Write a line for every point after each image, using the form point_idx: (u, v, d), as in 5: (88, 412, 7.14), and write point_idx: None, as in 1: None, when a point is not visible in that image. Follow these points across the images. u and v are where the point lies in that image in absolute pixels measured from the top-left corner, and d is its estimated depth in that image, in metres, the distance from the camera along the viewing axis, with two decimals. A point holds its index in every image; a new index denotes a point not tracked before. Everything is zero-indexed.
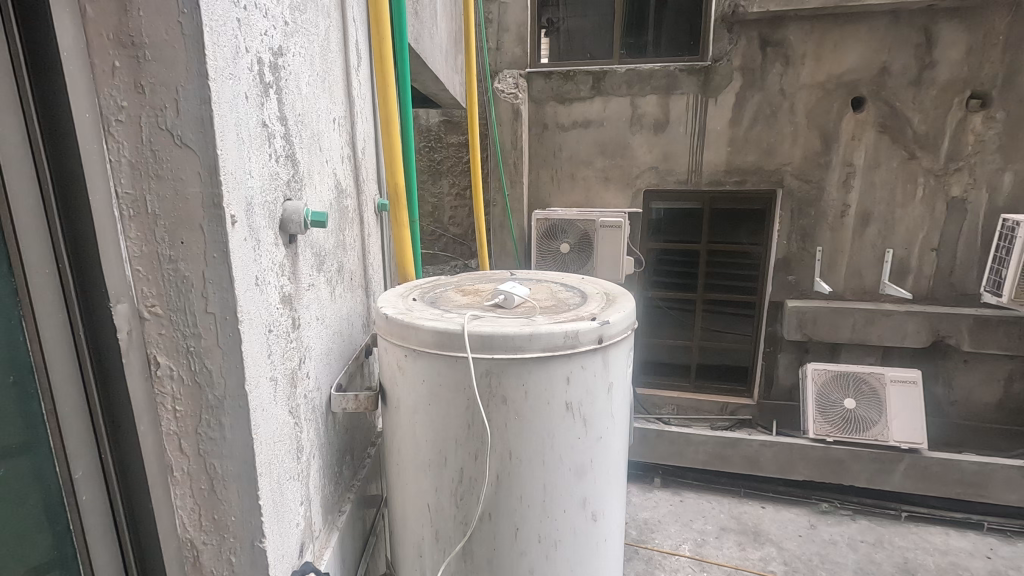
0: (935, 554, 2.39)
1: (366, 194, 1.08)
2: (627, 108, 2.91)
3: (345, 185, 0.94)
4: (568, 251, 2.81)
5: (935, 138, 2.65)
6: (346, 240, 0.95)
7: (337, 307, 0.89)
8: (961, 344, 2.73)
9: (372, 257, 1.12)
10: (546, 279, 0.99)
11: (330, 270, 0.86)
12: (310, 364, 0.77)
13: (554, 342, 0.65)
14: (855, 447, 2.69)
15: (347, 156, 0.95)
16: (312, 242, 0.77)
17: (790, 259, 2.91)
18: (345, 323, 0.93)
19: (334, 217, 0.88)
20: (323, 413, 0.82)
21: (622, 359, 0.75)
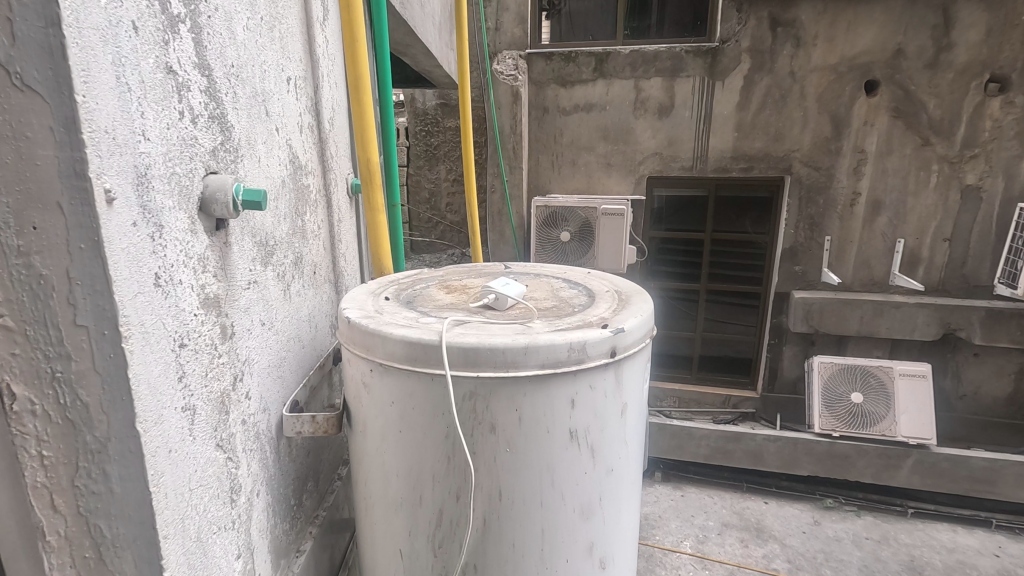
0: (942, 552, 2.33)
1: (333, 168, 0.98)
2: (631, 91, 2.80)
3: (303, 157, 0.84)
4: (568, 240, 2.73)
5: (950, 124, 2.55)
6: (306, 225, 0.86)
7: (285, 309, 0.77)
8: (972, 337, 2.65)
9: (342, 238, 1.04)
10: (546, 273, 0.90)
11: (280, 264, 0.75)
12: (246, 383, 0.65)
13: (558, 357, 0.57)
14: (861, 443, 2.63)
15: (303, 124, 0.84)
16: (250, 221, 0.66)
17: (797, 248, 2.82)
18: (296, 328, 0.82)
19: (288, 197, 0.78)
20: (263, 439, 0.70)
21: (636, 376, 0.66)
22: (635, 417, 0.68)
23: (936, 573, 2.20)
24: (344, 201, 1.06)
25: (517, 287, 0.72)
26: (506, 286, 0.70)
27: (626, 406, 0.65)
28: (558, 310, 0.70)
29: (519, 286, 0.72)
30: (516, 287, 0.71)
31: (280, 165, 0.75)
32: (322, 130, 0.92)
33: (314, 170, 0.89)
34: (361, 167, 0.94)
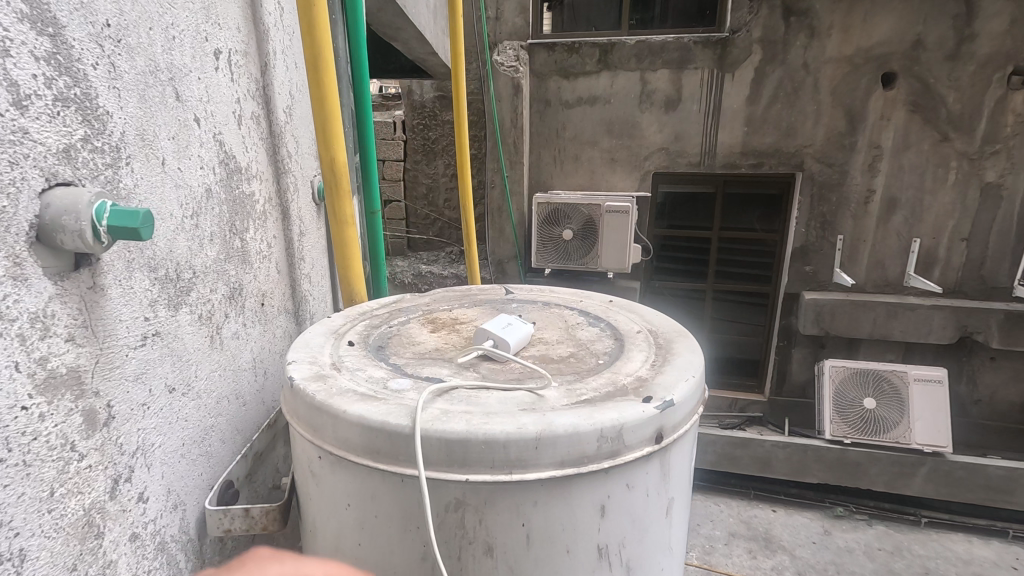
0: (958, 565, 2.25)
1: (289, 170, 0.87)
2: (636, 83, 2.67)
3: (245, 157, 0.71)
4: (571, 238, 2.62)
5: (971, 119, 2.43)
6: (246, 244, 0.71)
7: (207, 363, 0.61)
8: (990, 341, 2.56)
9: (306, 252, 0.94)
10: (554, 303, 0.84)
11: (200, 303, 0.60)
12: (136, 481, 0.48)
13: (589, 445, 0.47)
14: (873, 450, 2.53)
15: (240, 113, 0.70)
16: (155, 240, 0.52)
17: (807, 248, 2.72)
18: (224, 382, 0.66)
19: (215, 211, 0.63)
20: (167, 547, 0.53)
21: (681, 460, 0.57)
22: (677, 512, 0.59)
23: None
24: (309, 211, 0.96)
25: (522, 329, 0.66)
26: (510, 330, 0.64)
27: (671, 502, 0.56)
28: (578, 365, 0.61)
29: (525, 328, 0.66)
30: (520, 329, 0.65)
31: (201, 164, 0.60)
32: (275, 124, 0.81)
33: (263, 175, 0.77)
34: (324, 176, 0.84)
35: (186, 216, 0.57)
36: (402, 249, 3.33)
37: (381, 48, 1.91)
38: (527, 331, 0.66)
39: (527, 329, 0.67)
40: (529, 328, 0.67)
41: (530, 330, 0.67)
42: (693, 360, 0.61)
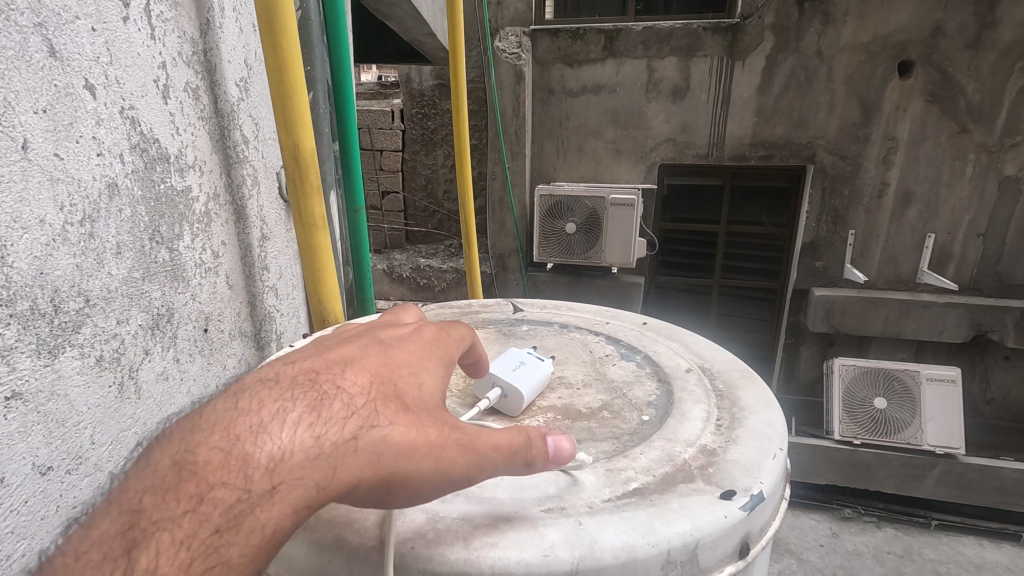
0: (970, 570, 2.18)
1: (245, 158, 0.80)
2: (642, 71, 2.57)
3: (176, 144, 0.63)
4: (574, 231, 2.54)
5: (991, 109, 2.34)
6: (172, 246, 0.62)
7: (115, 410, 0.52)
8: (1005, 339, 2.48)
9: (270, 258, 0.89)
10: (593, 345, 0.96)
11: (95, 336, 0.50)
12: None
13: (648, 571, 0.49)
14: (883, 451, 2.45)
15: (167, 89, 0.62)
16: (11, 258, 0.41)
17: (818, 243, 2.63)
18: (151, 418, 0.58)
19: (118, 207, 0.53)
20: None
21: (759, 568, 0.60)
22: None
23: None
24: (275, 211, 0.91)
25: (540, 371, 0.77)
26: (531, 375, 0.75)
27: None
28: (617, 429, 0.70)
29: (543, 369, 0.77)
30: (540, 372, 0.76)
31: (99, 153, 0.50)
32: (224, 102, 0.74)
33: (204, 165, 0.70)
34: (286, 164, 0.76)
35: (76, 222, 0.47)
36: (400, 242, 3.25)
37: (377, 31, 1.82)
38: (545, 375, 0.76)
39: (545, 369, 0.77)
40: (546, 369, 0.77)
41: (548, 371, 0.77)
42: (776, 446, 0.65)
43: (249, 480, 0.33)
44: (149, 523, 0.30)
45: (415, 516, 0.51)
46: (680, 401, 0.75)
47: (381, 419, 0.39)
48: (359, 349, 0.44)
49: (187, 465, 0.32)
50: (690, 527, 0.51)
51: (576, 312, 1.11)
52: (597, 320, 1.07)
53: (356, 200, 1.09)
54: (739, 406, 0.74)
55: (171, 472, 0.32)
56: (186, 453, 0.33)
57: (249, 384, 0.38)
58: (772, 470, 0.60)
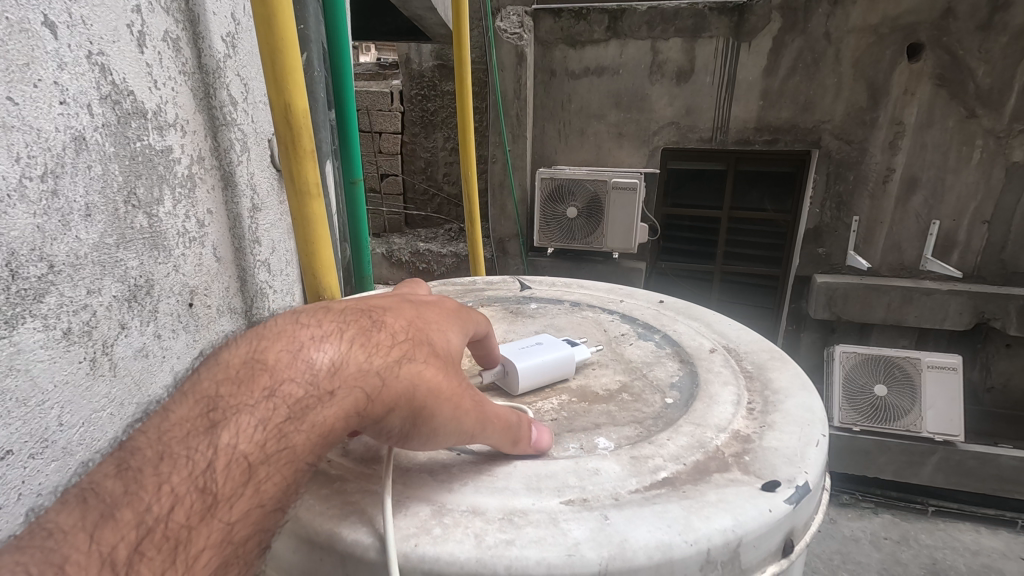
0: (966, 555, 2.19)
1: (233, 120, 0.78)
2: (647, 53, 2.51)
3: (154, 99, 0.61)
4: (575, 216, 2.52)
5: (1000, 94, 2.29)
6: (149, 208, 0.60)
7: (86, 383, 0.50)
8: (1007, 327, 2.47)
9: (262, 231, 0.87)
10: (607, 326, 0.94)
11: (61, 302, 0.47)
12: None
13: (683, 571, 0.47)
14: (883, 438, 2.44)
15: (142, 36, 0.59)
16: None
17: (821, 229, 2.61)
18: (129, 390, 0.56)
19: (84, 159, 0.50)
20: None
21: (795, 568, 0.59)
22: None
23: None
24: (266, 180, 0.89)
25: (558, 353, 0.74)
26: (549, 358, 0.72)
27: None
28: (638, 413, 0.69)
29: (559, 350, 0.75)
30: (553, 353, 0.74)
31: (63, 103, 0.48)
32: (208, 57, 0.72)
33: (186, 125, 0.67)
34: (276, 125, 0.73)
35: (39, 178, 0.45)
36: (399, 226, 3.23)
37: (375, 8, 1.78)
38: (564, 357, 0.73)
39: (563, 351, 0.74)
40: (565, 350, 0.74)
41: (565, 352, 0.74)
42: (818, 432, 0.63)
43: (309, 382, 0.43)
44: (230, 406, 0.41)
45: (418, 511, 0.49)
46: (707, 382, 0.74)
47: (416, 357, 0.48)
48: (402, 305, 0.54)
49: (263, 368, 0.43)
50: (731, 522, 0.49)
51: (584, 293, 1.09)
52: (611, 298, 1.06)
53: (353, 171, 1.07)
54: (772, 388, 0.73)
55: (253, 372, 0.43)
56: (255, 359, 0.44)
57: (316, 315, 0.49)
58: (813, 460, 0.58)
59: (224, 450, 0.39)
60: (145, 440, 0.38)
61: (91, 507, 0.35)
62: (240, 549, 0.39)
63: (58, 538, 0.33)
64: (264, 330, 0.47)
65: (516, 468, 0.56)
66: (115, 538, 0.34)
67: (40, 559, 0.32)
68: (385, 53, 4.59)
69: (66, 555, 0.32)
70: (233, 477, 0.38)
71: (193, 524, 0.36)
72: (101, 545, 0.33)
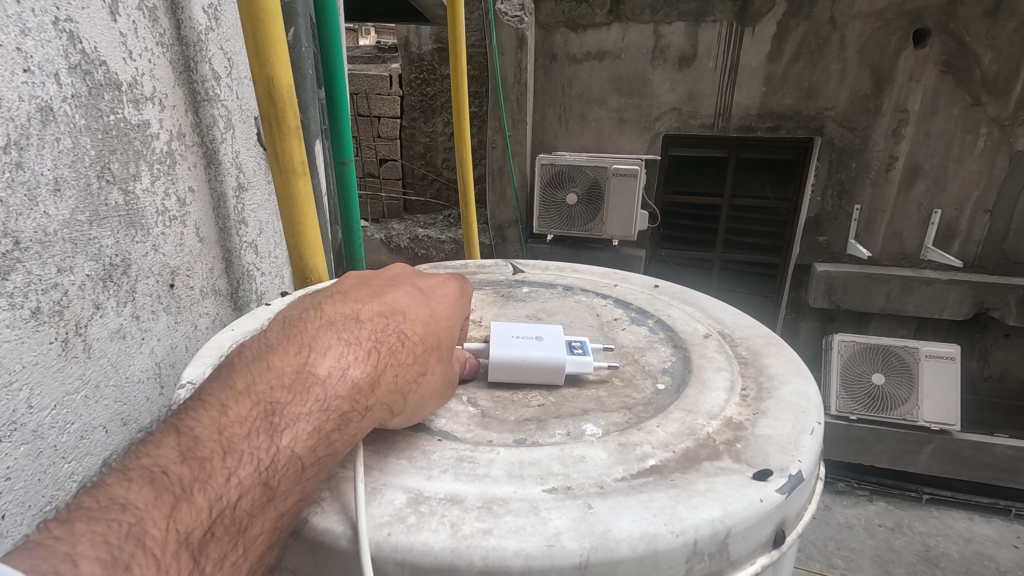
0: (959, 542, 2.20)
1: (216, 96, 0.80)
2: (649, 37, 2.48)
3: (129, 71, 0.64)
4: (575, 203, 2.50)
5: (1006, 81, 2.26)
6: (121, 182, 0.63)
7: (58, 363, 0.54)
8: (1006, 317, 2.47)
9: (248, 211, 0.89)
10: (602, 310, 0.93)
11: (27, 277, 0.51)
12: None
13: (667, 563, 0.47)
14: (879, 426, 2.45)
15: (114, 5, 0.62)
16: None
17: (822, 218, 2.59)
18: (106, 372, 0.61)
19: (52, 134, 0.53)
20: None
21: (786, 560, 0.59)
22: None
23: (952, 565, 2.08)
24: (254, 159, 0.91)
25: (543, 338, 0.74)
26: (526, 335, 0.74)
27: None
28: (630, 396, 0.69)
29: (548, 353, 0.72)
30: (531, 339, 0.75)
31: (26, 73, 0.50)
32: (188, 30, 0.74)
33: (165, 99, 0.70)
34: (259, 100, 0.72)
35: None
36: (398, 211, 3.20)
37: None
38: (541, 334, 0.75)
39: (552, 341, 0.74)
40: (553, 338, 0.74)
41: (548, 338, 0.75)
42: (812, 419, 0.62)
43: (355, 396, 0.48)
44: (289, 414, 0.45)
45: (393, 500, 0.49)
46: (700, 366, 0.74)
47: (429, 371, 0.55)
48: (424, 307, 0.59)
49: (316, 379, 0.47)
50: (719, 513, 0.49)
51: (579, 277, 1.08)
52: (605, 283, 1.05)
53: (345, 151, 1.05)
54: (766, 374, 0.72)
55: (307, 383, 0.47)
56: (305, 367, 0.48)
57: (355, 320, 0.53)
58: (805, 449, 0.57)
59: (283, 452, 0.44)
60: (206, 431, 0.43)
61: (159, 490, 0.39)
62: (281, 533, 0.45)
63: (132, 513, 0.38)
64: (304, 337, 0.50)
65: (501, 454, 0.55)
66: (191, 520, 0.39)
67: (119, 531, 0.37)
68: (384, 36, 4.52)
69: (144, 529, 0.37)
70: (290, 475, 0.44)
71: (253, 512, 0.42)
72: (176, 525, 0.38)
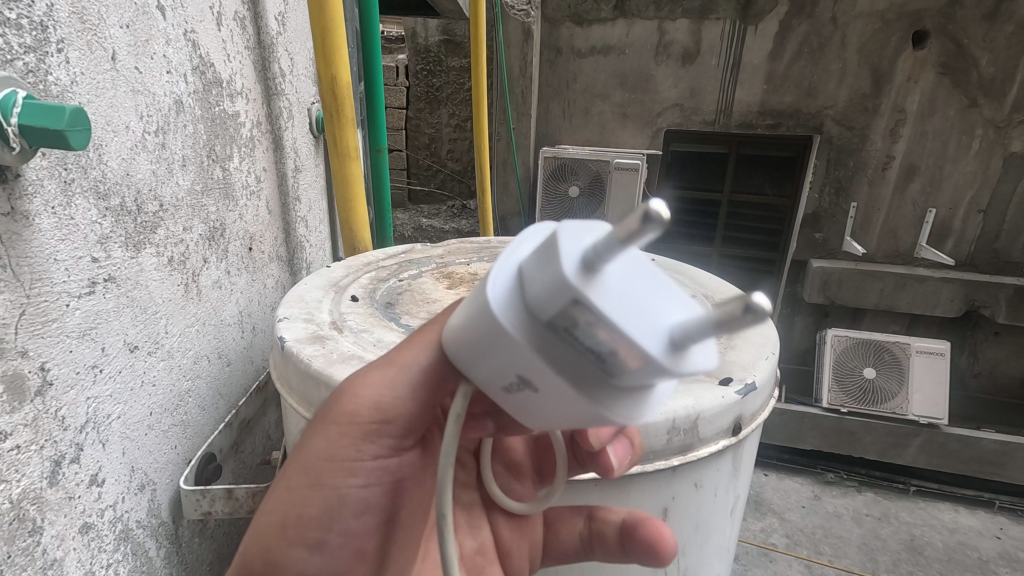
0: (943, 532, 2.26)
1: (282, 90, 0.98)
2: (653, 33, 2.52)
3: (227, 70, 0.80)
4: (577, 196, 2.54)
5: (1002, 84, 2.30)
6: (218, 160, 0.78)
7: (182, 302, 0.70)
8: (996, 316, 2.53)
9: (303, 189, 1.09)
10: None
11: (171, 235, 0.67)
12: (89, 455, 0.52)
13: (656, 434, 0.58)
14: (870, 419, 2.49)
15: (219, 17, 0.77)
16: (106, 153, 0.55)
17: (819, 214, 2.64)
18: (208, 311, 0.77)
19: (185, 127, 0.70)
20: (132, 533, 0.60)
21: (748, 450, 0.71)
22: (741, 497, 0.75)
23: (936, 554, 2.14)
24: (306, 145, 1.11)
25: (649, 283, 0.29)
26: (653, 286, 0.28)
27: (736, 499, 0.73)
28: None
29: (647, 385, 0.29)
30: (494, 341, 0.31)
31: (168, 73, 0.66)
32: (264, 34, 0.91)
33: (250, 93, 0.87)
34: (324, 95, 0.98)
35: (155, 133, 0.63)
36: (402, 201, 3.24)
37: None
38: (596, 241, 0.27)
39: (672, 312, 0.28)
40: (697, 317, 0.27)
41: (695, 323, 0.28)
42: (770, 350, 0.71)
43: None
44: None
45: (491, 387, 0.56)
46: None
47: None
48: None
49: None
50: (691, 402, 0.59)
51: None
52: None
53: None
54: None
55: None
56: None
57: None
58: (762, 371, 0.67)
59: None
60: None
61: None
62: None
63: None
64: None
65: None
66: None
67: None
68: (389, 25, 4.53)
69: None
70: None
71: None
72: None
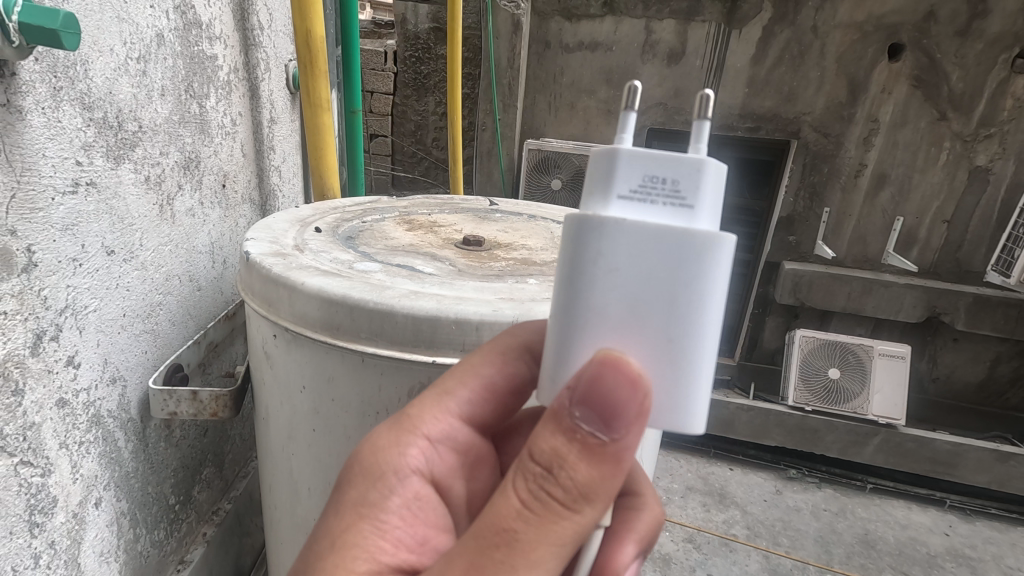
0: (895, 528, 2.34)
1: (260, 43, 1.04)
2: (641, 32, 2.55)
3: (207, 15, 0.86)
4: (559, 188, 2.57)
5: (971, 99, 2.39)
6: (195, 91, 0.83)
7: (157, 221, 0.75)
8: (955, 321, 2.62)
9: (277, 140, 1.15)
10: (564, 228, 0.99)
11: (151, 155, 0.73)
12: (66, 338, 0.58)
13: None
14: (831, 417, 2.58)
15: None
16: (92, 70, 0.60)
17: (793, 217, 2.70)
18: (182, 237, 0.82)
19: (167, 59, 0.76)
20: (103, 420, 0.65)
21: None
22: None
23: (887, 548, 2.21)
24: (282, 101, 1.17)
25: (697, 282, 0.38)
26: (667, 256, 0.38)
27: None
28: None
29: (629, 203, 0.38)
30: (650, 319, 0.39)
31: (151, 7, 0.71)
32: None
33: (227, 40, 0.92)
34: (298, 45, 1.04)
35: (138, 60, 0.69)
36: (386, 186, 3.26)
37: None
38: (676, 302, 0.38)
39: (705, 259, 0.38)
40: (724, 235, 0.38)
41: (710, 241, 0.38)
42: None
43: None
44: None
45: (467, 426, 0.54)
46: None
47: None
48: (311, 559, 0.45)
49: None
50: None
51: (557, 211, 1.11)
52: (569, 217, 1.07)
53: None
54: None
55: None
56: None
57: None
58: None
59: None
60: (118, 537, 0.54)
61: None
62: None
63: None
64: None
65: (460, 278, 0.69)
66: None
67: None
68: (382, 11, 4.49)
69: None
70: None
71: None
72: None
